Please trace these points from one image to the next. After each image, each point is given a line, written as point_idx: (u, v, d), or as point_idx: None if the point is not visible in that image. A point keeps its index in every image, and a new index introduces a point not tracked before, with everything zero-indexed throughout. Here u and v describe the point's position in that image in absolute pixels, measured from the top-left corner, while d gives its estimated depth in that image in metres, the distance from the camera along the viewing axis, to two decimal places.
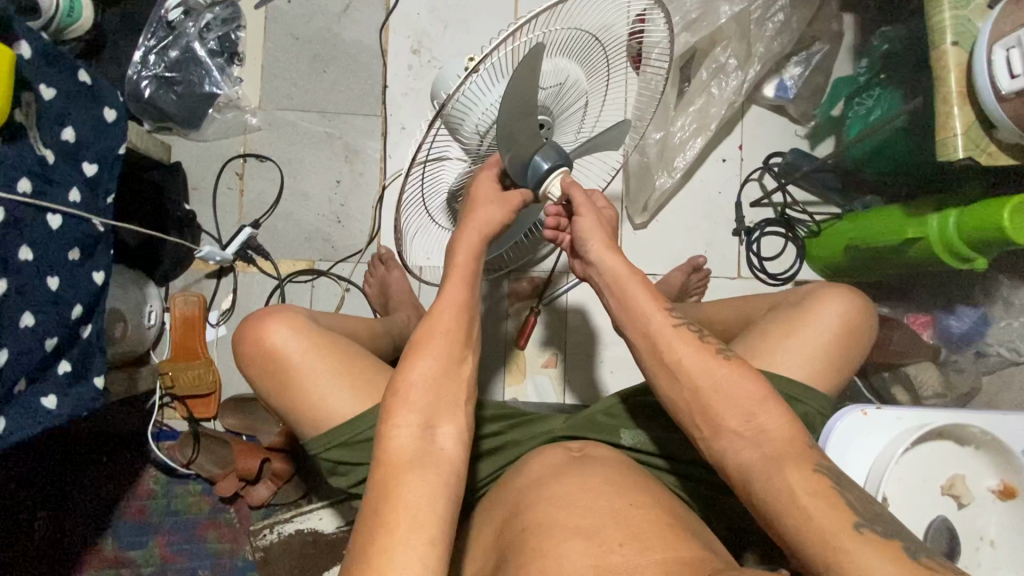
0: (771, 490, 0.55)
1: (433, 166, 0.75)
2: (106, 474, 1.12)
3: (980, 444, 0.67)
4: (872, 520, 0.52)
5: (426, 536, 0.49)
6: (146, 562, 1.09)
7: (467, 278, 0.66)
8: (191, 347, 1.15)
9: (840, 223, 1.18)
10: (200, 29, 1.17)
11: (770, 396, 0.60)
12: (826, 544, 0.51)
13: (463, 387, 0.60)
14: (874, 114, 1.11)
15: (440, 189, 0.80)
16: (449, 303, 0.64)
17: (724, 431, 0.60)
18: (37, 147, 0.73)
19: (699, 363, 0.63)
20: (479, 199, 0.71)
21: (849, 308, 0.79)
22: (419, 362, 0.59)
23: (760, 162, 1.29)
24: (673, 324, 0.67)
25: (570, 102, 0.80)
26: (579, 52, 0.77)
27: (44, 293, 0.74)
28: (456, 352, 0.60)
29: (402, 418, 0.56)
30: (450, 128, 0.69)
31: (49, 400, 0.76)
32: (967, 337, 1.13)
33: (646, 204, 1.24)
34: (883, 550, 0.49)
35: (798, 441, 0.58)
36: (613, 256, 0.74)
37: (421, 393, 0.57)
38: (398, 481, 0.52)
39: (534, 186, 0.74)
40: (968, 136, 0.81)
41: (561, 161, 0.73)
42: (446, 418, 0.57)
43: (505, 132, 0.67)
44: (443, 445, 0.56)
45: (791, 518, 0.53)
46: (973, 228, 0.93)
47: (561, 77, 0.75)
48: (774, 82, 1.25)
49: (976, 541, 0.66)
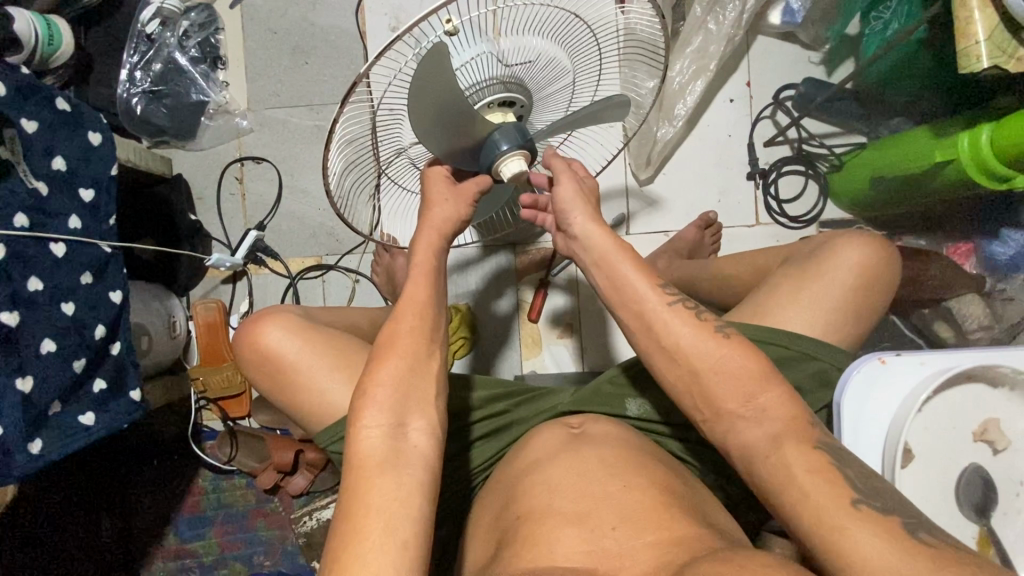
0: (768, 471, 0.53)
1: (389, 132, 0.72)
2: (160, 475, 1.20)
3: (1014, 385, 0.62)
4: (869, 494, 0.49)
5: (398, 539, 0.50)
6: (206, 552, 1.17)
7: (429, 274, 0.66)
8: (217, 352, 1.19)
9: (865, 153, 1.08)
10: (179, 37, 1.16)
11: (770, 372, 0.57)
12: (819, 523, 0.48)
13: (434, 381, 0.60)
14: (891, 28, 1.00)
15: (402, 160, 0.78)
16: (412, 298, 0.63)
17: (724, 412, 0.56)
18: (28, 181, 0.76)
19: (694, 341, 0.59)
20: (434, 198, 0.71)
21: (869, 253, 0.75)
22: (385, 361, 0.59)
23: (771, 97, 1.20)
24: (666, 305, 0.61)
25: (548, 79, 0.75)
26: (556, 29, 0.71)
27: (65, 318, 0.78)
28: (424, 347, 0.61)
29: (369, 419, 0.56)
30: (398, 112, 0.69)
31: (86, 417, 0.81)
32: (1013, 264, 1.02)
33: (649, 157, 1.18)
34: (879, 526, 0.47)
35: (799, 418, 0.55)
36: (596, 237, 0.67)
37: (389, 391, 0.57)
38: (370, 484, 0.53)
39: (488, 165, 0.72)
40: (991, 42, 0.71)
41: (521, 141, 0.70)
42: (417, 413, 0.58)
43: (440, 110, 0.65)
44: (415, 442, 0.56)
45: (787, 494, 0.51)
46: (1009, 143, 0.83)
47: (531, 55, 0.70)
48: (779, 8, 1.14)
49: (1015, 487, 0.61)
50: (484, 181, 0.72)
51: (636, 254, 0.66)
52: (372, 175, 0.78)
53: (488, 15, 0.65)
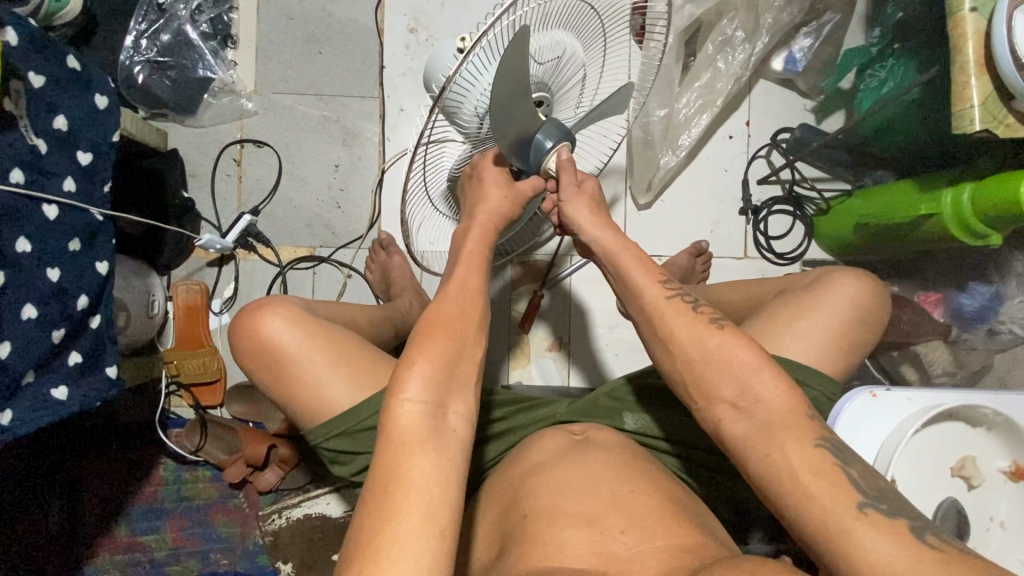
0: (771, 470, 0.54)
1: (432, 152, 0.74)
2: (116, 463, 1.13)
3: (991, 425, 0.66)
4: (875, 497, 0.51)
5: (436, 523, 0.49)
6: (158, 546, 1.11)
7: (477, 263, 0.67)
8: (194, 336, 1.15)
9: (850, 200, 1.15)
10: (191, 11, 1.16)
11: (766, 365, 0.59)
12: (827, 526, 0.50)
13: (475, 367, 0.60)
14: (886, 87, 1.06)
15: (441, 177, 0.79)
16: (463, 285, 0.64)
17: (718, 401, 0.59)
18: (28, 137, 0.72)
19: (691, 334, 0.62)
20: (489, 182, 0.73)
21: (860, 288, 0.79)
22: (432, 340, 0.58)
23: (767, 138, 1.26)
24: (667, 298, 0.65)
25: (569, 75, 0.78)
26: (575, 22, 0.74)
27: (49, 285, 0.74)
28: (470, 332, 0.60)
29: (411, 393, 0.55)
30: (448, 114, 0.68)
31: (59, 391, 0.76)
32: (980, 316, 1.07)
33: (650, 183, 1.21)
34: (887, 529, 0.49)
35: (796, 411, 0.56)
36: (621, 255, 0.69)
37: (435, 369, 0.57)
38: (410, 461, 0.52)
39: (537, 163, 0.73)
40: (984, 108, 0.77)
41: (564, 135, 0.72)
42: (457, 397, 0.57)
43: (516, 87, 0.64)
44: (453, 425, 0.55)
45: (792, 497, 0.52)
46: (987, 203, 0.90)
47: (559, 50, 0.73)
48: (782, 54, 1.22)
49: (986, 523, 0.66)
50: (503, 188, 0.72)
51: (640, 258, 0.69)
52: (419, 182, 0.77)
53: (509, 27, 0.64)
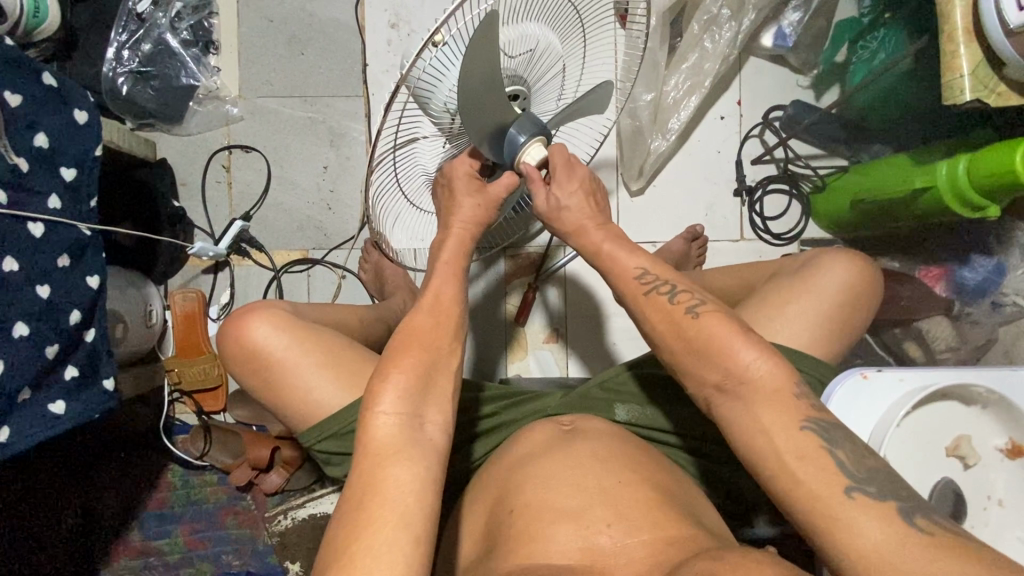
0: (755, 455, 0.54)
1: (406, 146, 0.72)
2: (126, 471, 1.15)
3: (986, 403, 0.65)
4: (863, 480, 0.50)
5: (411, 532, 0.50)
6: (170, 550, 1.13)
7: (455, 272, 0.67)
8: (194, 343, 1.16)
9: (846, 176, 1.13)
10: (171, 18, 1.15)
11: (751, 346, 0.58)
12: (814, 510, 0.49)
13: (452, 377, 0.60)
14: (878, 58, 1.04)
15: (418, 174, 0.78)
16: (439, 295, 0.64)
17: (704, 385, 0.59)
18: (8, 156, 0.73)
19: (670, 323, 0.62)
20: (462, 188, 0.72)
21: (854, 271, 0.77)
22: (406, 353, 0.58)
23: (760, 117, 1.23)
24: (643, 292, 0.65)
25: (546, 68, 0.77)
26: (549, 14, 0.73)
27: (40, 302, 0.75)
28: (445, 343, 0.61)
29: (386, 405, 0.55)
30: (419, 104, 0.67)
31: (57, 405, 0.78)
32: (980, 289, 1.07)
33: (640, 168, 1.20)
34: (875, 512, 0.48)
35: (784, 395, 0.55)
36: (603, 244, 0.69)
37: (410, 380, 0.57)
38: (386, 471, 0.52)
39: (511, 157, 0.72)
40: (975, 76, 0.75)
41: (539, 129, 0.71)
42: (433, 407, 0.57)
43: (483, 77, 0.63)
44: (430, 435, 0.56)
45: (780, 483, 0.52)
46: (984, 176, 0.87)
47: (531, 43, 0.72)
48: (771, 30, 1.18)
49: (983, 501, 0.65)
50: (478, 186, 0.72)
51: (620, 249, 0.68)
52: (393, 177, 0.75)
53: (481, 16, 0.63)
